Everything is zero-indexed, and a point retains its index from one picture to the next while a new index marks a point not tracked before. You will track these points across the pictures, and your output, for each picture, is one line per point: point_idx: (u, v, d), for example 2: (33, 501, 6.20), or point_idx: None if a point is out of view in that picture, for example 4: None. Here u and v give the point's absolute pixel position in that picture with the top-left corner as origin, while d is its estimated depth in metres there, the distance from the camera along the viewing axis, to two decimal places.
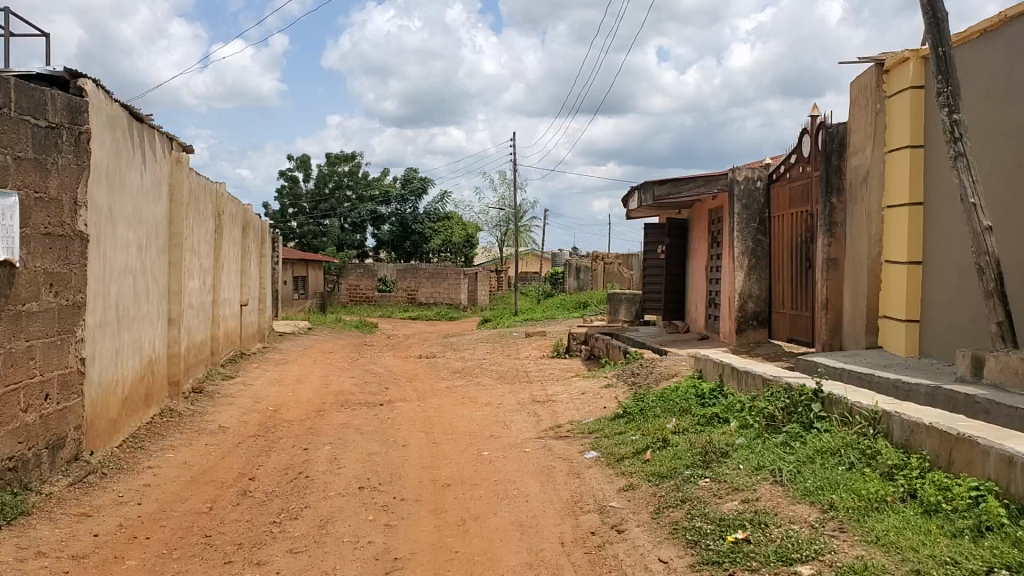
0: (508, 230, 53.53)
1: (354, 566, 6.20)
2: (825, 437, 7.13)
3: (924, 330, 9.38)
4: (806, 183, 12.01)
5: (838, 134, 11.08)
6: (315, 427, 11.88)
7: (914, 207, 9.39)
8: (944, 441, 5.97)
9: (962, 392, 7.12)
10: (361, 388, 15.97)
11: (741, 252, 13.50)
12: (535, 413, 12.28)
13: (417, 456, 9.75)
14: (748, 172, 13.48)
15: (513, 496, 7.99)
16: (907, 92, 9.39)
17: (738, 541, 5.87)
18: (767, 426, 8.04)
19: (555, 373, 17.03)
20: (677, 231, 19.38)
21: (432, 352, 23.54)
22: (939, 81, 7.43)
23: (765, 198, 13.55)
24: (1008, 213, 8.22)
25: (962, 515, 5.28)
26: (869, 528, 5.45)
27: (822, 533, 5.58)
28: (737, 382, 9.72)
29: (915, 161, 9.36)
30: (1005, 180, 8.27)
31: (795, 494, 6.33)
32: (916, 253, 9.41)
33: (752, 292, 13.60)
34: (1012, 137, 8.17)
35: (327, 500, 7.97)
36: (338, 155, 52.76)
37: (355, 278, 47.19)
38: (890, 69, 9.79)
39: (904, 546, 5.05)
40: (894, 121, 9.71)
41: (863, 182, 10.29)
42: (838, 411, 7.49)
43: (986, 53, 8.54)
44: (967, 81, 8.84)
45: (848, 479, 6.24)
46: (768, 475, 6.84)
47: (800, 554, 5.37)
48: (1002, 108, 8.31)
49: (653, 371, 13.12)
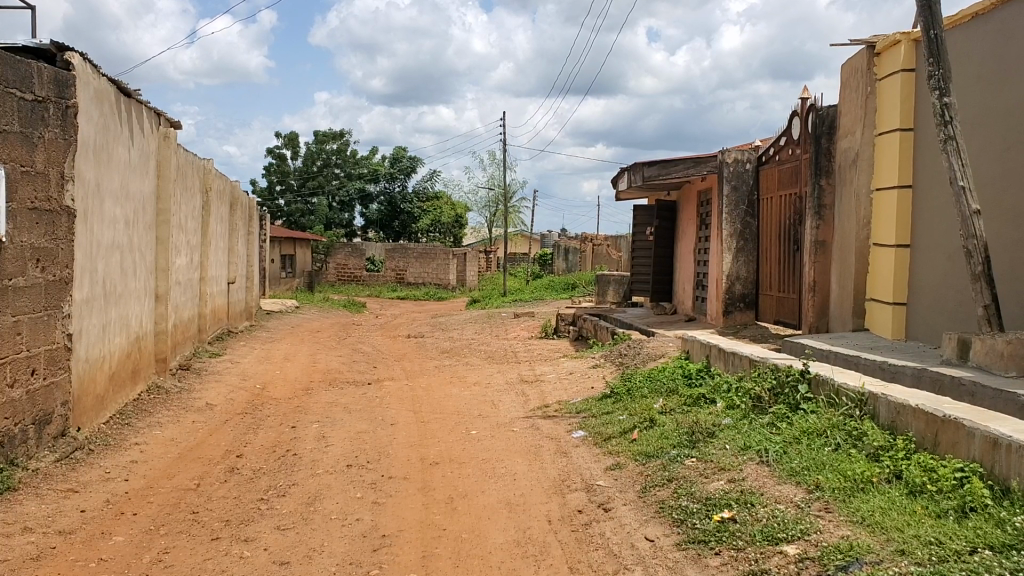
0: (497, 211, 53.48)
1: (342, 543, 6.22)
2: (811, 418, 7.18)
3: (910, 313, 9.44)
4: (795, 166, 12.03)
5: (828, 117, 11.07)
6: (303, 405, 11.87)
7: (903, 190, 9.41)
8: (930, 423, 6.02)
9: (949, 374, 7.17)
10: (350, 366, 15.97)
11: (730, 234, 13.57)
12: (524, 393, 12.31)
13: (405, 434, 9.76)
14: (738, 154, 13.46)
15: (501, 474, 8.02)
16: (898, 75, 9.39)
17: (724, 520, 5.92)
18: (753, 407, 8.08)
19: (543, 353, 17.05)
20: (665, 213, 19.39)
21: (421, 331, 23.56)
22: (930, 63, 7.42)
23: (754, 180, 13.55)
24: (997, 197, 8.26)
25: (947, 495, 5.35)
26: (855, 508, 5.50)
27: (808, 513, 5.62)
28: (724, 363, 9.76)
29: (904, 145, 9.38)
30: (994, 164, 8.30)
31: (781, 473, 6.38)
32: (904, 236, 9.46)
33: (739, 274, 13.63)
34: (1002, 122, 8.19)
35: (315, 477, 7.99)
36: (327, 133, 52.49)
37: (342, 257, 46.96)
38: (881, 51, 9.78)
39: (889, 527, 5.10)
40: (884, 103, 9.72)
41: (852, 165, 10.32)
42: (824, 392, 7.54)
43: (977, 37, 8.55)
44: (958, 64, 8.85)
45: (834, 460, 6.29)
46: (755, 455, 6.89)
47: (786, 533, 5.43)
48: (993, 93, 8.32)
49: (641, 352, 13.16)
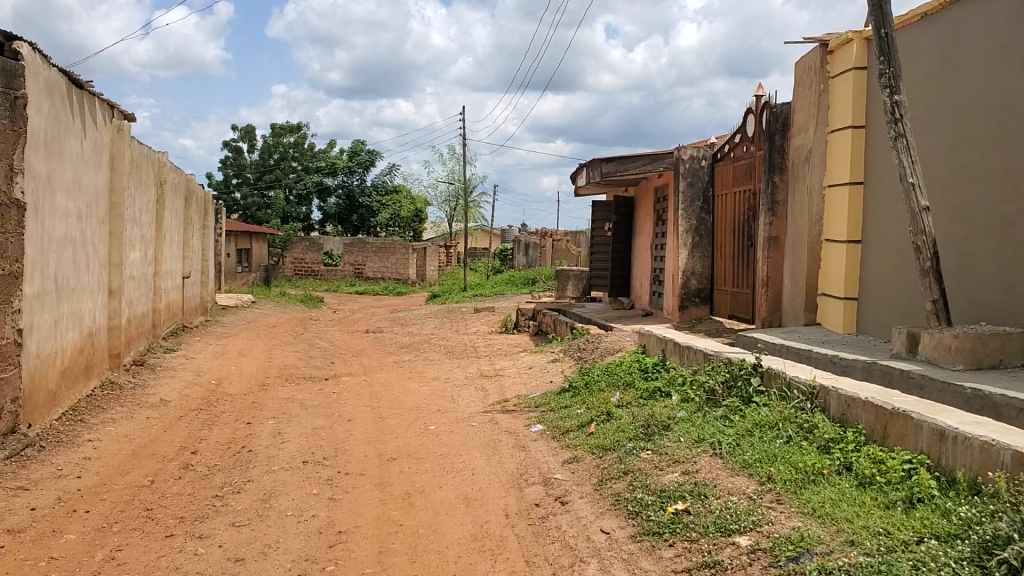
0: (457, 206, 53.41)
1: (298, 539, 6.19)
2: (764, 411, 7.28)
3: (861, 308, 9.60)
4: (749, 163, 12.16)
5: (782, 114, 11.21)
6: (258, 401, 11.76)
7: (854, 187, 9.56)
8: (879, 416, 6.14)
9: (897, 368, 7.32)
10: (307, 362, 15.85)
11: (686, 230, 13.67)
12: (482, 388, 12.31)
13: (362, 430, 9.72)
14: (694, 151, 13.57)
15: (458, 469, 8.03)
16: (849, 73, 9.53)
17: (679, 512, 5.99)
18: (707, 400, 8.18)
19: (501, 348, 17.06)
20: (624, 209, 19.50)
21: (379, 326, 23.45)
22: (881, 62, 7.54)
23: (709, 176, 13.67)
24: (944, 194, 8.43)
25: (895, 486, 5.46)
26: (806, 499, 5.59)
27: (760, 505, 5.70)
28: (680, 357, 9.85)
29: (856, 142, 9.53)
30: (942, 162, 8.47)
31: (734, 465, 6.47)
32: (855, 232, 9.61)
33: (695, 269, 13.75)
34: (950, 121, 8.36)
35: (271, 473, 7.93)
36: (285, 126, 52.01)
37: (300, 252, 46.49)
38: (833, 50, 9.93)
39: (838, 518, 5.19)
40: (836, 101, 9.87)
41: (805, 162, 10.47)
42: (776, 385, 7.65)
43: (925, 36, 8.72)
44: (907, 64, 9.01)
45: (785, 452, 6.39)
46: (709, 447, 6.97)
47: (738, 525, 5.50)
48: (941, 92, 8.49)
49: (598, 347, 13.23)
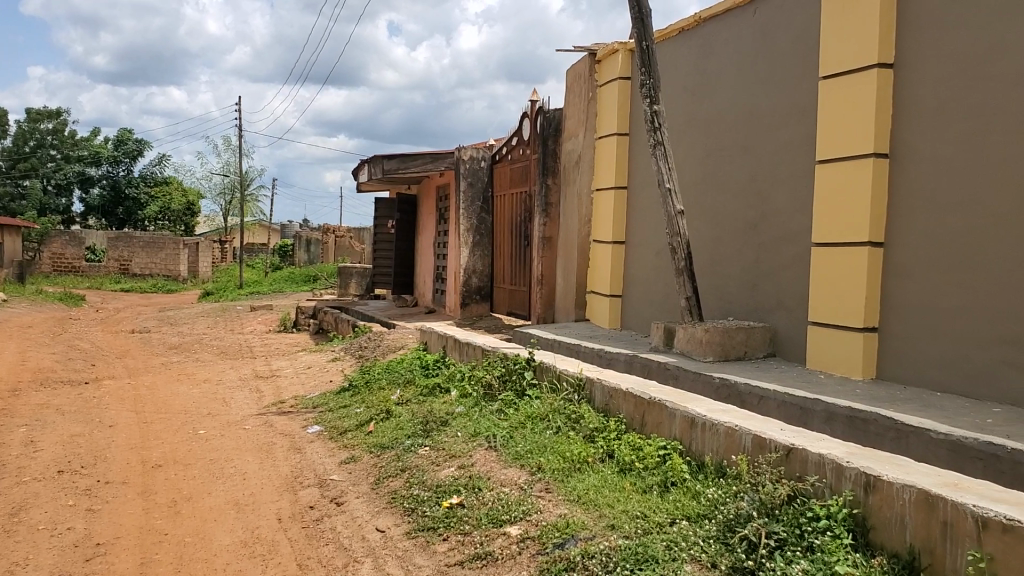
0: (235, 200, 51.55)
1: (51, 555, 5.79)
2: (535, 403, 7.57)
3: (625, 305, 10.15)
4: (525, 165, 12.55)
5: (554, 119, 11.64)
6: (7, 408, 10.86)
7: (619, 190, 10.10)
8: (638, 406, 6.54)
9: (656, 360, 7.85)
10: (64, 365, 14.79)
11: (466, 229, 13.88)
12: (258, 389, 11.98)
13: (126, 437, 9.22)
14: (473, 151, 13.82)
15: (230, 474, 7.79)
16: (615, 82, 10.08)
17: (453, 506, 6.12)
18: (483, 395, 8.38)
19: (279, 347, 16.65)
20: (406, 207, 19.56)
21: (147, 326, 22.23)
22: (642, 73, 8.00)
23: (488, 177, 13.98)
24: (698, 199, 9.09)
25: (651, 471, 5.84)
26: (572, 487, 5.87)
27: (530, 494, 5.93)
28: (459, 354, 10.03)
29: (621, 148, 10.08)
30: (696, 169, 9.12)
31: (506, 457, 6.68)
32: (620, 233, 10.14)
33: (475, 268, 14.04)
34: (703, 131, 9.02)
35: (21, 486, 7.36)
36: (42, 110, 48.16)
37: (59, 246, 43.12)
38: (600, 60, 10.47)
39: (601, 503, 5.49)
40: (603, 108, 10.40)
41: (576, 166, 10.96)
42: (547, 378, 7.97)
43: (682, 51, 9.36)
44: (666, 76, 9.65)
45: (554, 442, 6.68)
46: (483, 441, 7.15)
47: (509, 515, 5.69)
48: (695, 103, 9.14)
49: (379, 345, 13.22)
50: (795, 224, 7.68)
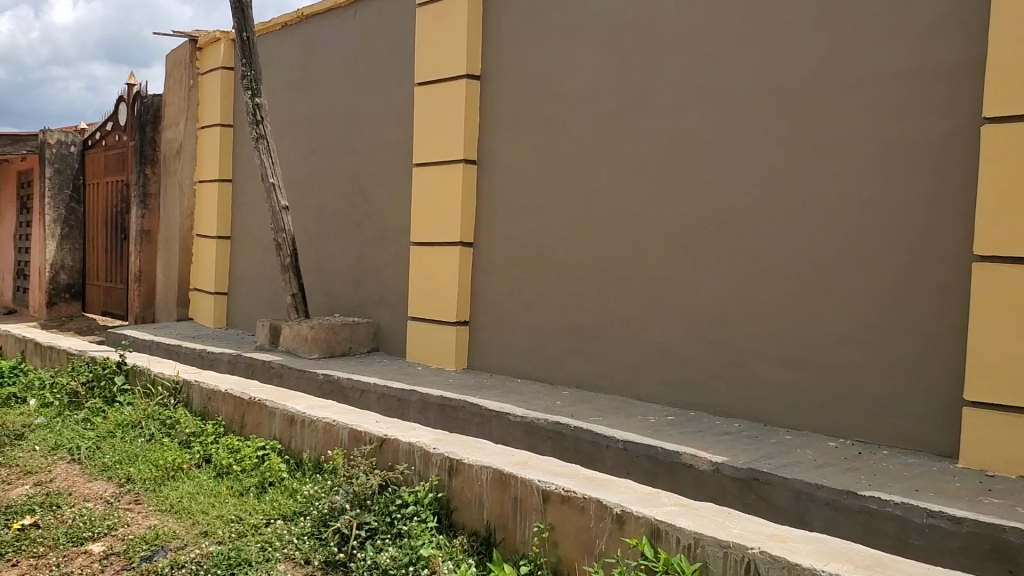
0: None
1: None
2: (127, 410, 7.11)
3: (230, 302, 9.95)
4: (121, 153, 11.78)
5: (153, 106, 11.00)
6: None
7: (224, 183, 9.91)
8: (238, 407, 6.42)
9: (260, 359, 7.81)
10: None
11: (52, 220, 12.69)
12: None
13: None
14: (61, 135, 12.60)
15: None
16: (217, 71, 9.87)
17: (25, 528, 5.28)
18: (68, 403, 7.66)
19: None
20: None
21: None
22: (242, 64, 7.80)
23: (80, 164, 12.86)
24: (302, 196, 9.16)
25: (249, 472, 5.75)
26: (165, 496, 5.57)
27: (116, 508, 5.51)
28: (40, 358, 9.13)
29: (224, 139, 9.90)
30: (300, 165, 9.18)
31: (91, 470, 6.17)
32: (225, 228, 9.93)
33: (65, 263, 12.91)
34: (306, 128, 9.12)
35: None
36: None
37: None
38: (202, 47, 10.19)
39: (194, 511, 5.28)
40: (206, 98, 10.13)
41: (176, 156, 10.52)
42: (143, 382, 7.55)
43: (285, 47, 9.38)
44: (269, 70, 9.61)
45: (146, 451, 6.32)
46: (65, 454, 6.54)
47: (91, 532, 5.14)
48: (298, 100, 9.20)
49: None
50: (395, 223, 8.03)
